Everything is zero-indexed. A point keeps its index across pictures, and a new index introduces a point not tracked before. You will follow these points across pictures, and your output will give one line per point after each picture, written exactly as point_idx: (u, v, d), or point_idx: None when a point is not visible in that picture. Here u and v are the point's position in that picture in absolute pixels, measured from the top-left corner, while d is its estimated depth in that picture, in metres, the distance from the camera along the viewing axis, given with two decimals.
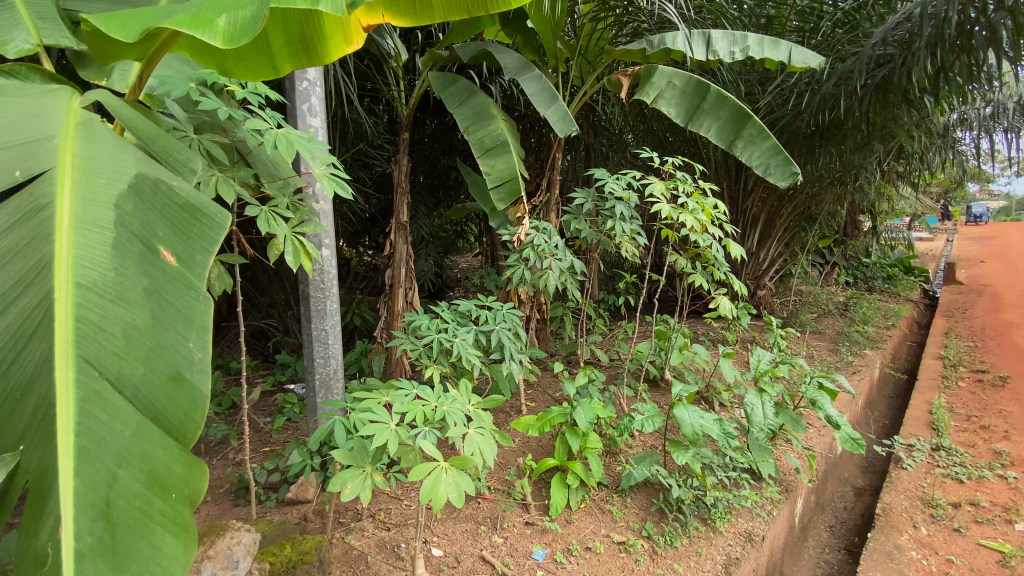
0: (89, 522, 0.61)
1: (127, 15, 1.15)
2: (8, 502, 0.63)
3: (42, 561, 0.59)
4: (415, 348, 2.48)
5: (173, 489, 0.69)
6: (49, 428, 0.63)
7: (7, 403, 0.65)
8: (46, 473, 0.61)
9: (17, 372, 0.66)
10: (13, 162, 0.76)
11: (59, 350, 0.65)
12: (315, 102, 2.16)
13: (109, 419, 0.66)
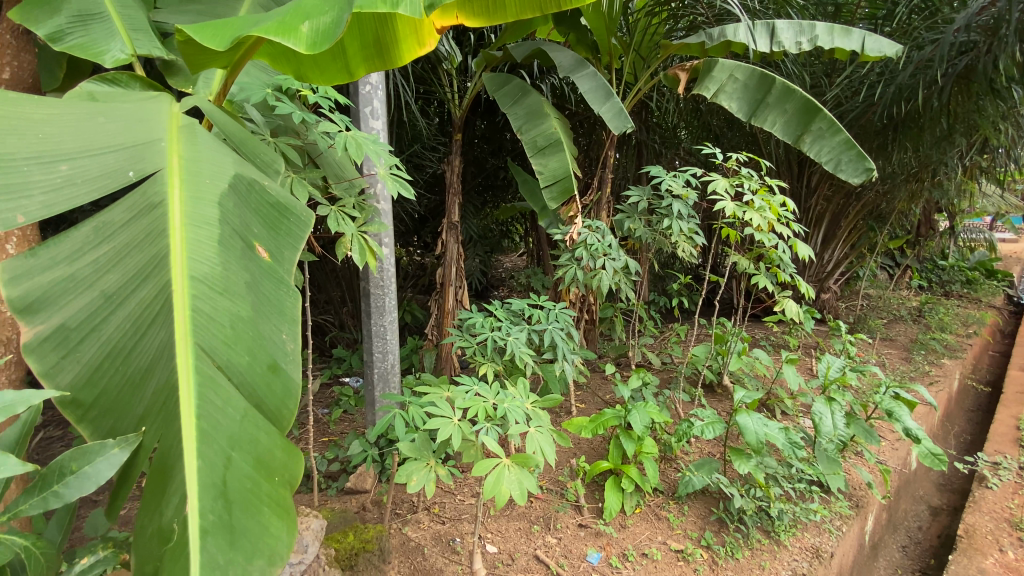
0: (209, 502, 0.64)
1: (216, 25, 1.22)
2: (131, 478, 0.67)
3: (169, 536, 0.62)
4: (470, 346, 2.50)
5: (276, 473, 0.72)
6: (170, 412, 0.66)
7: (126, 387, 0.68)
8: (171, 454, 0.65)
9: (137, 358, 0.69)
10: (128, 163, 0.79)
11: (178, 338, 0.69)
12: (377, 106, 2.22)
13: (222, 403, 0.69)
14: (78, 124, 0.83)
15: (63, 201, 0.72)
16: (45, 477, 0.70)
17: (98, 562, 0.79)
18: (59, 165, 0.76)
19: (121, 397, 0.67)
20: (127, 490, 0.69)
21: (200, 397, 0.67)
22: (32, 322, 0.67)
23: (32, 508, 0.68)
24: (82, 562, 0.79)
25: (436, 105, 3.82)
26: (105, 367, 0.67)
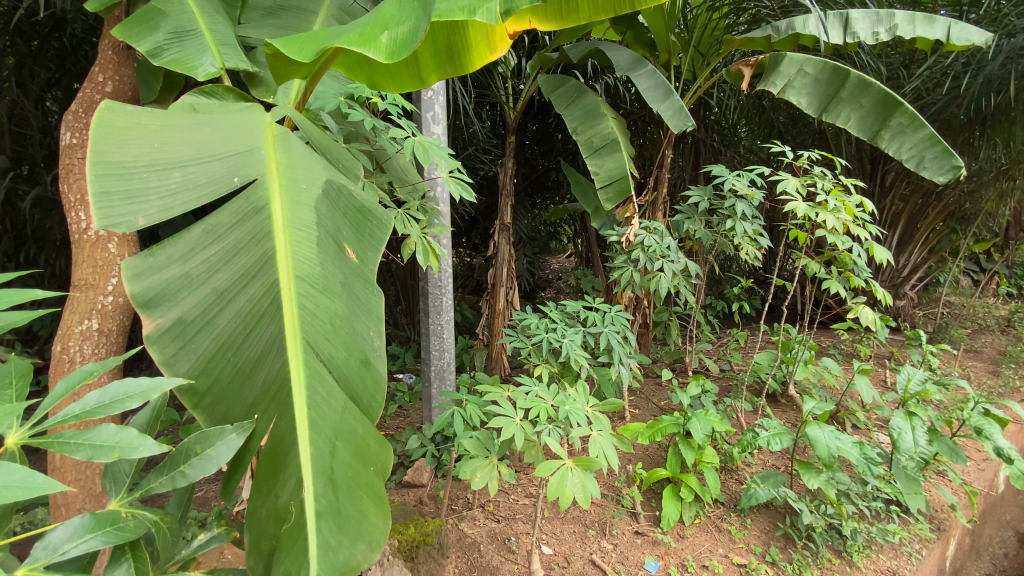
0: (319, 488, 0.68)
1: (301, 37, 1.29)
2: (242, 465, 0.71)
3: (286, 517, 0.67)
4: (525, 346, 2.50)
5: (371, 462, 0.76)
6: (279, 403, 0.70)
7: (237, 379, 0.71)
8: (284, 442, 0.69)
9: (246, 352, 0.72)
10: (233, 169, 0.85)
11: (286, 334, 0.73)
12: (438, 110, 2.28)
13: (324, 395, 0.73)
14: (186, 133, 0.89)
15: (180, 206, 0.78)
16: (168, 461, 0.71)
17: (212, 539, 0.81)
18: (172, 172, 0.82)
19: (232, 388, 0.71)
20: (238, 477, 0.72)
21: (307, 389, 0.71)
22: (153, 315, 0.71)
23: (161, 486, 0.70)
24: (199, 537, 0.81)
25: (490, 107, 3.86)
26: (219, 359, 0.71)
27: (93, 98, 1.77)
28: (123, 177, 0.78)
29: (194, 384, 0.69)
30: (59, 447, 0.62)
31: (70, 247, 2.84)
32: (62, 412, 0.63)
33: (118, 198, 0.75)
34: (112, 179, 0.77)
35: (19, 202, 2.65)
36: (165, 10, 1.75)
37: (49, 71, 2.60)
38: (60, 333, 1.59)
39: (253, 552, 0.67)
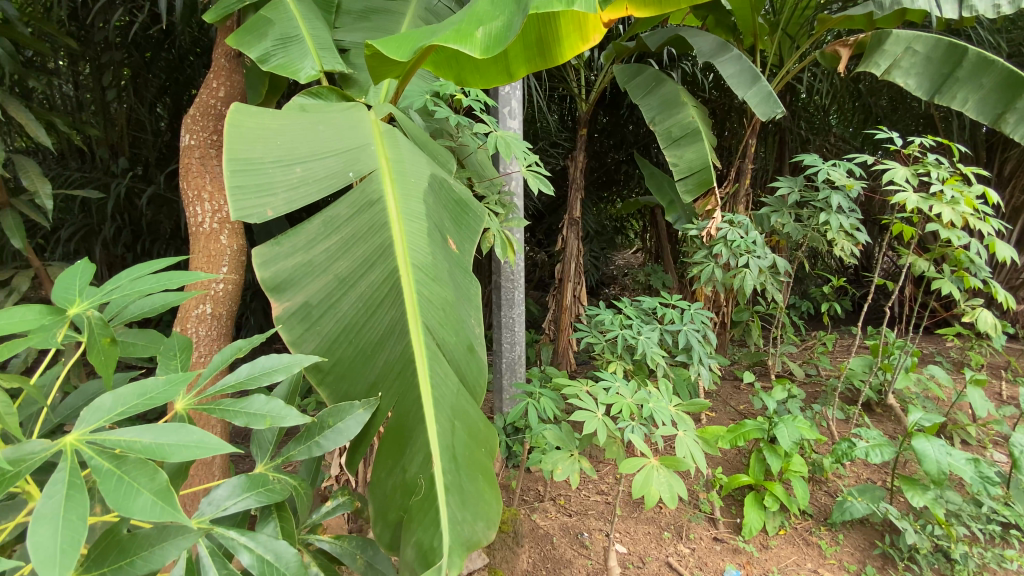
0: (445, 463, 0.71)
1: (399, 37, 1.34)
2: (364, 442, 0.75)
3: (414, 490, 0.70)
4: (599, 342, 2.47)
5: (482, 443, 0.78)
6: (401, 383, 0.74)
7: (360, 360, 0.76)
8: (408, 420, 0.72)
9: (368, 334, 0.77)
10: (347, 165, 0.91)
11: (404, 318, 0.77)
12: (515, 105, 2.29)
13: (441, 376, 0.76)
14: (303, 132, 0.96)
15: (303, 199, 0.85)
16: (303, 434, 0.74)
17: (338, 506, 0.85)
18: (294, 167, 0.88)
19: (357, 367, 0.76)
20: (358, 453, 0.75)
21: (428, 369, 0.74)
22: (283, 300, 0.77)
23: (299, 454, 0.72)
24: (326, 504, 0.86)
25: (561, 100, 3.83)
26: (342, 340, 0.76)
27: (208, 102, 1.98)
28: (253, 172, 0.85)
29: (323, 362, 0.74)
30: (222, 413, 0.62)
31: (176, 240, 3.12)
32: (222, 382, 0.64)
33: (252, 192, 0.82)
34: (245, 175, 0.84)
35: (137, 200, 2.95)
36: (273, 17, 1.87)
37: (161, 80, 2.95)
38: (179, 316, 1.75)
39: (381, 520, 0.72)
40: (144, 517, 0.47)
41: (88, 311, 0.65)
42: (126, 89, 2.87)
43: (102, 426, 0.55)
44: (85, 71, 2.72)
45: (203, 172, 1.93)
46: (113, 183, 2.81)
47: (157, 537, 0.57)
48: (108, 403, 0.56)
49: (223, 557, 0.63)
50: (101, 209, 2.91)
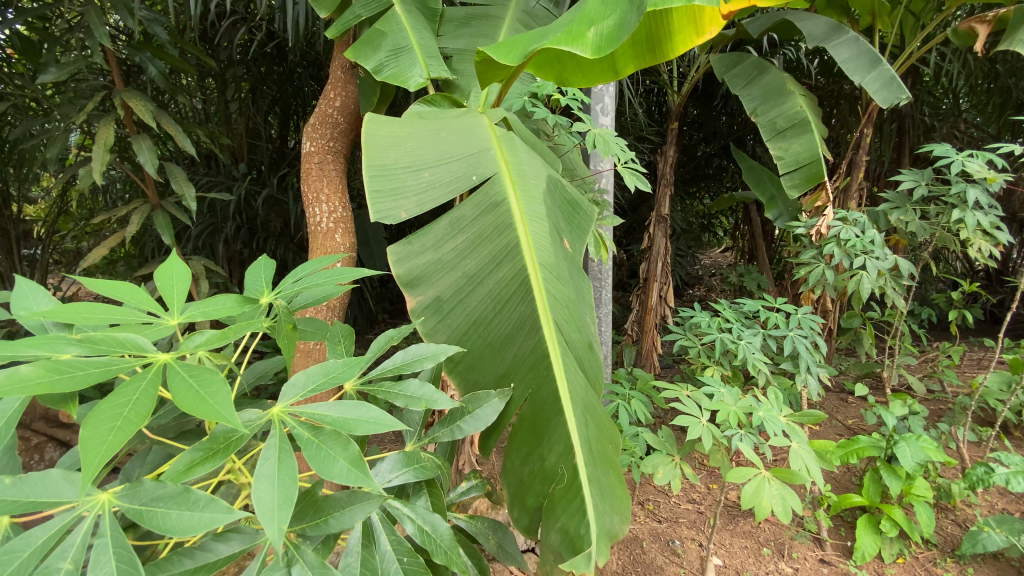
0: (584, 455, 0.73)
1: (509, 41, 1.38)
2: (497, 431, 0.78)
3: (555, 478, 0.73)
4: (695, 345, 2.37)
5: (608, 437, 0.80)
6: (533, 376, 0.77)
7: (491, 353, 0.80)
8: (543, 412, 0.75)
9: (498, 329, 0.81)
10: (471, 168, 0.95)
11: (533, 314, 0.80)
12: (608, 102, 2.23)
13: (571, 370, 0.78)
14: (426, 139, 1.02)
15: (432, 202, 0.90)
16: (445, 417, 0.78)
17: (471, 488, 0.91)
18: (423, 172, 0.95)
19: (489, 360, 0.80)
20: (491, 442, 0.79)
21: (560, 364, 0.77)
22: (418, 295, 0.84)
23: (443, 436, 0.76)
24: (461, 485, 0.92)
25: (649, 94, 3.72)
26: (472, 334, 0.81)
27: (326, 112, 2.19)
28: (389, 178, 0.92)
29: (456, 353, 0.79)
30: (384, 394, 0.64)
31: (286, 237, 3.40)
32: (381, 366, 0.66)
33: (388, 196, 0.89)
34: (382, 180, 0.92)
35: (254, 201, 3.27)
36: (386, 29, 1.99)
37: (273, 92, 3.29)
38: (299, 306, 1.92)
39: (517, 504, 0.76)
40: (342, 483, 0.48)
41: (274, 301, 0.66)
42: (246, 101, 3.21)
43: (299, 400, 0.54)
44: (213, 86, 3.06)
45: (321, 176, 2.16)
46: (236, 186, 3.13)
47: (347, 500, 0.61)
48: (300, 381, 0.55)
49: (392, 523, 0.69)
50: (225, 209, 3.25)
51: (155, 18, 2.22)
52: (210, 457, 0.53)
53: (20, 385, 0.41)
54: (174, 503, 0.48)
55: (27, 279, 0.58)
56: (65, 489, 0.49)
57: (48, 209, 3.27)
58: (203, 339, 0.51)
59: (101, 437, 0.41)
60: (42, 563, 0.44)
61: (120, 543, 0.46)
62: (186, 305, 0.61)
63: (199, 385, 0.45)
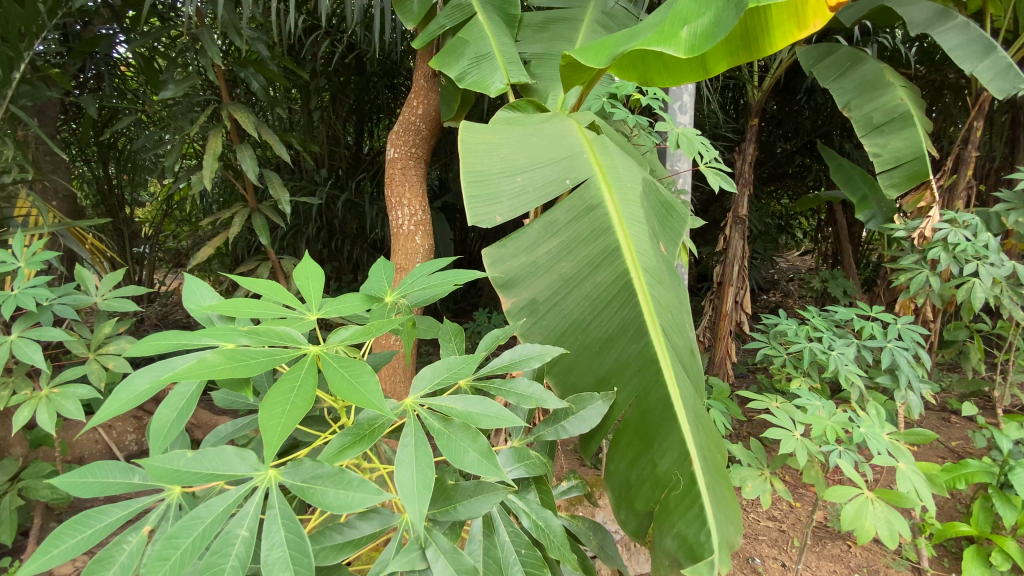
0: (699, 459, 0.72)
1: (595, 45, 1.37)
2: (600, 433, 0.79)
3: (668, 483, 0.73)
4: (780, 355, 2.25)
5: (716, 442, 0.79)
6: (639, 380, 0.77)
7: (593, 356, 0.81)
8: (651, 416, 0.76)
9: (599, 332, 0.82)
10: (565, 172, 0.97)
11: (637, 318, 0.80)
12: (687, 99, 2.14)
13: (678, 375, 0.78)
14: (517, 144, 1.05)
15: (526, 206, 0.93)
16: (549, 416, 0.78)
17: (573, 487, 0.91)
18: (516, 177, 0.97)
19: (590, 363, 0.81)
20: (594, 443, 0.80)
21: (669, 368, 0.76)
22: (514, 297, 0.86)
23: (547, 434, 0.75)
24: (562, 484, 0.92)
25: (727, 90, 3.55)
26: (570, 336, 0.82)
27: (409, 119, 2.29)
28: (484, 184, 0.96)
29: (556, 355, 0.81)
30: (496, 391, 0.65)
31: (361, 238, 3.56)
32: (492, 362, 0.67)
33: (483, 200, 0.93)
34: (477, 186, 0.95)
35: (334, 204, 3.45)
36: (469, 37, 2.03)
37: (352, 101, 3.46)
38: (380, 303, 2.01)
39: (624, 507, 0.77)
40: (475, 472, 0.51)
41: (398, 300, 0.70)
42: (328, 109, 3.40)
43: (428, 392, 0.58)
44: (299, 96, 3.27)
45: (403, 181, 2.27)
46: (318, 190, 3.33)
47: (474, 490, 0.64)
48: (428, 374, 0.59)
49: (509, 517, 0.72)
50: (308, 212, 3.45)
51: (257, 36, 2.40)
52: (359, 441, 0.55)
53: (212, 370, 0.46)
54: (332, 482, 0.50)
55: (196, 278, 0.66)
56: (239, 464, 0.51)
57: (156, 212, 3.61)
58: (346, 334, 0.56)
59: (277, 417, 0.45)
60: (223, 530, 0.46)
61: (289, 515, 0.49)
62: (322, 299, 0.64)
63: (350, 373, 0.48)
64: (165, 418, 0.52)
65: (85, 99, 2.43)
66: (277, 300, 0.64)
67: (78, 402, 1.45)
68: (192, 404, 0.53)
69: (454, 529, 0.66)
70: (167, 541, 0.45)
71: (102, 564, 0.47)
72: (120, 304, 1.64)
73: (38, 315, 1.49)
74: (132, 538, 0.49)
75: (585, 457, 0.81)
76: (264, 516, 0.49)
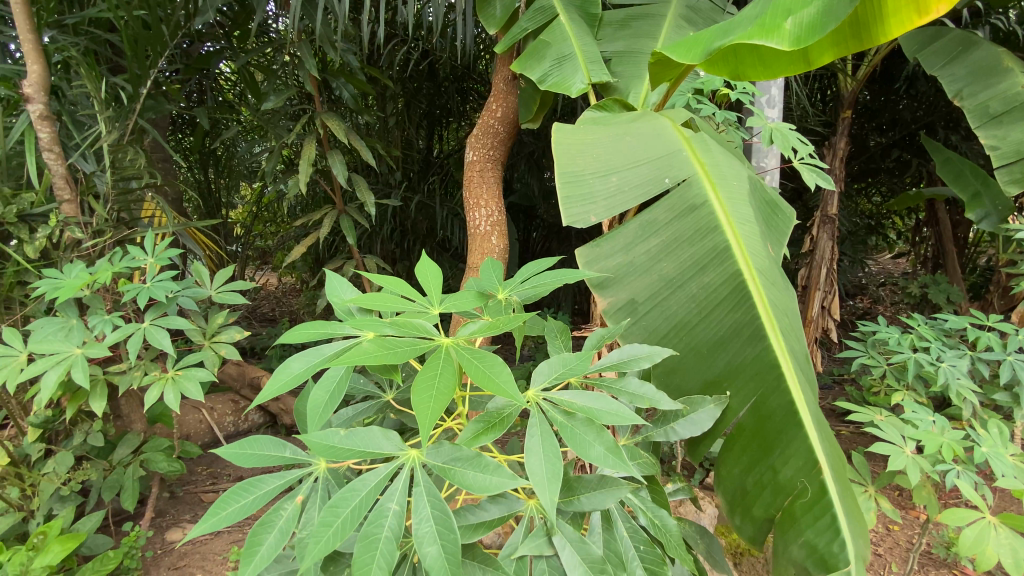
0: (828, 467, 0.70)
1: (686, 42, 1.34)
2: (712, 436, 0.78)
3: (792, 491, 0.71)
4: (878, 365, 2.08)
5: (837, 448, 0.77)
6: (757, 385, 0.76)
7: (702, 360, 0.80)
8: (771, 422, 0.74)
9: (707, 334, 0.81)
10: (663, 171, 0.96)
11: (752, 321, 0.79)
12: (776, 92, 2.03)
13: (800, 378, 0.76)
14: (610, 144, 1.04)
15: (621, 206, 0.92)
16: (657, 417, 0.79)
17: (679, 490, 0.92)
18: (610, 177, 0.97)
19: (700, 366, 0.80)
20: (704, 447, 0.79)
21: (793, 374, 0.74)
22: (611, 296, 0.86)
23: (657, 435, 0.76)
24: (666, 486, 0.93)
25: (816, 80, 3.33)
26: (675, 337, 0.81)
27: (488, 122, 2.34)
28: (579, 184, 0.97)
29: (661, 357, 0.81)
30: (607, 389, 0.67)
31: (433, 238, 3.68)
32: (601, 361, 0.69)
33: (577, 201, 0.94)
34: (572, 186, 0.96)
35: (408, 206, 3.59)
36: (551, 39, 2.04)
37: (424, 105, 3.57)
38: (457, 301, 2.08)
39: (739, 513, 0.77)
40: (601, 464, 0.53)
41: (510, 297, 0.74)
42: (403, 114, 3.54)
43: (548, 385, 0.60)
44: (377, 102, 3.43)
45: (481, 183, 2.32)
46: (394, 192, 3.47)
47: (597, 484, 0.66)
48: (546, 369, 0.61)
49: (626, 513, 0.72)
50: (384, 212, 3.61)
51: (348, 48, 2.54)
52: (490, 428, 0.58)
53: (366, 355, 0.50)
54: (471, 465, 0.53)
55: (336, 274, 0.73)
56: (385, 443, 0.56)
57: (245, 214, 3.90)
58: (475, 329, 0.60)
59: (426, 400, 0.49)
60: (378, 502, 0.51)
61: (434, 493, 0.52)
62: (442, 295, 0.69)
63: (485, 365, 0.52)
64: (319, 398, 0.57)
65: (196, 110, 2.68)
66: (399, 293, 0.70)
67: (198, 384, 1.61)
68: (342, 386, 0.58)
69: (576, 517, 0.69)
70: (329, 509, 0.49)
71: (265, 527, 0.53)
72: (231, 297, 1.78)
73: (166, 306, 1.67)
74: (288, 505, 0.55)
75: (693, 460, 0.81)
76: (411, 492, 0.53)
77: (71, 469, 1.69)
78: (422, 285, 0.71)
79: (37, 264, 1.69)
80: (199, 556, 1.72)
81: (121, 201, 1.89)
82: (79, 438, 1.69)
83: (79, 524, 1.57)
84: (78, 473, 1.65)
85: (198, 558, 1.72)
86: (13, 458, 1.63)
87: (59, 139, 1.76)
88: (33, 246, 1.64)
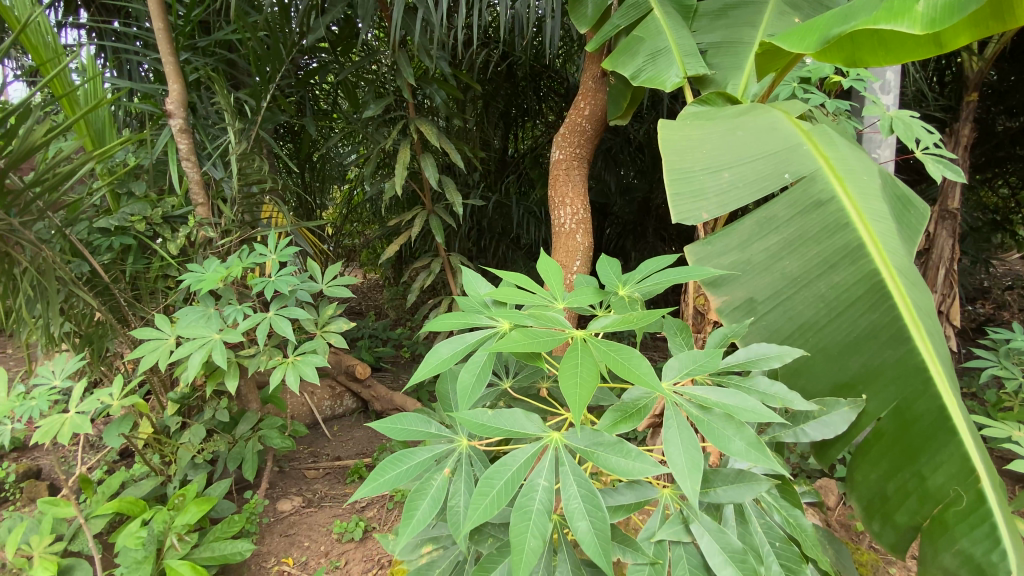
0: (985, 472, 0.68)
1: (799, 29, 1.28)
2: (846, 439, 0.76)
3: (943, 498, 0.70)
4: (1011, 376, 1.87)
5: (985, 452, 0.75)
6: (899, 388, 0.74)
7: (833, 362, 0.78)
8: (916, 427, 0.73)
9: (839, 335, 0.79)
10: (782, 166, 0.93)
11: (893, 322, 0.77)
12: (892, 77, 1.82)
13: (948, 381, 0.74)
14: (719, 138, 1.02)
15: (734, 203, 0.91)
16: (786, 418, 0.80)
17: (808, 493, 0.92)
18: (722, 173, 0.96)
19: (830, 367, 0.78)
20: (836, 452, 0.78)
21: (942, 378, 0.73)
22: (727, 295, 0.85)
23: (786, 438, 0.77)
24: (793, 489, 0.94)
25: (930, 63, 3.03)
26: (802, 337, 0.80)
27: (576, 121, 2.35)
28: (688, 180, 0.96)
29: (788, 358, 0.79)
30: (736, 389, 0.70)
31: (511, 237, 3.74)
32: (728, 359, 0.71)
33: (687, 197, 0.93)
34: (682, 183, 0.96)
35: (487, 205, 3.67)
36: (645, 34, 2.00)
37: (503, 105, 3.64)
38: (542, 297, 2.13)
39: (879, 518, 0.75)
40: (745, 457, 0.55)
41: (632, 294, 0.76)
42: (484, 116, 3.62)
43: (679, 379, 0.63)
44: None
45: (568, 181, 2.34)
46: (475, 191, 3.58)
47: (734, 478, 0.69)
48: (676, 365, 0.65)
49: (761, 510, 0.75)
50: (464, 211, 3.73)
51: (441, 54, 2.65)
52: (628, 417, 0.61)
53: (513, 343, 0.56)
54: (614, 450, 0.57)
55: (471, 270, 0.80)
56: (528, 425, 0.61)
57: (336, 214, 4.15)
58: (605, 322, 0.62)
59: (572, 387, 0.53)
60: (527, 478, 0.57)
61: (579, 473, 0.58)
62: (566, 293, 0.73)
63: (623, 357, 0.55)
64: (466, 380, 0.63)
65: (305, 120, 2.92)
66: (519, 286, 0.76)
67: (313, 368, 1.77)
68: (486, 372, 0.63)
69: (711, 508, 0.72)
70: (485, 481, 0.56)
71: (419, 494, 0.61)
72: (339, 290, 1.92)
73: (287, 298, 1.84)
74: (438, 477, 0.63)
75: (823, 463, 0.80)
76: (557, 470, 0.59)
77: (202, 440, 1.91)
78: (543, 281, 0.76)
79: (178, 260, 1.92)
80: (308, 524, 1.90)
81: (246, 204, 2.11)
82: (210, 413, 1.90)
83: (210, 489, 1.78)
84: (209, 444, 1.87)
85: (307, 527, 1.89)
86: (157, 428, 1.86)
87: (195, 148, 1.97)
88: (175, 244, 1.86)
